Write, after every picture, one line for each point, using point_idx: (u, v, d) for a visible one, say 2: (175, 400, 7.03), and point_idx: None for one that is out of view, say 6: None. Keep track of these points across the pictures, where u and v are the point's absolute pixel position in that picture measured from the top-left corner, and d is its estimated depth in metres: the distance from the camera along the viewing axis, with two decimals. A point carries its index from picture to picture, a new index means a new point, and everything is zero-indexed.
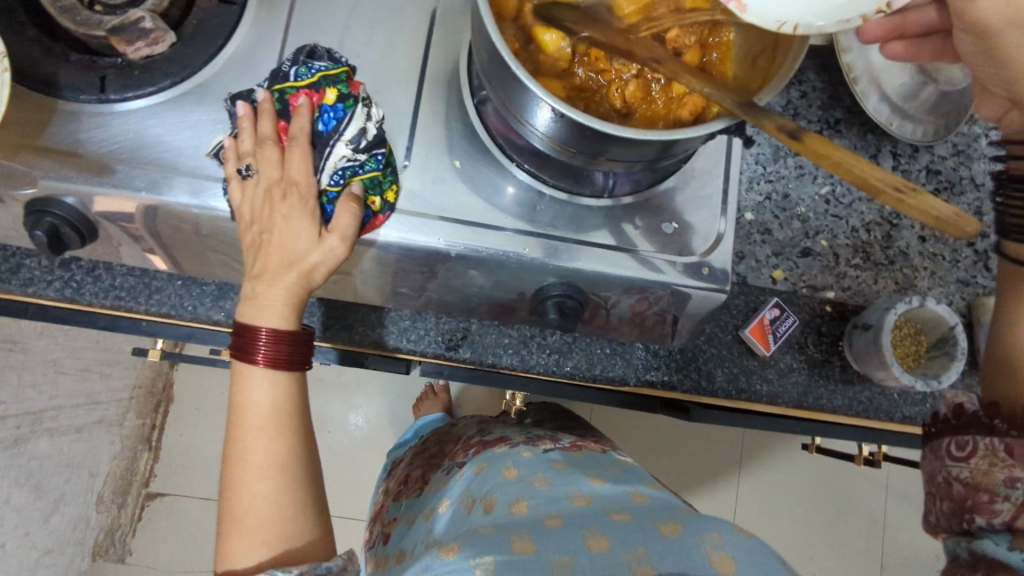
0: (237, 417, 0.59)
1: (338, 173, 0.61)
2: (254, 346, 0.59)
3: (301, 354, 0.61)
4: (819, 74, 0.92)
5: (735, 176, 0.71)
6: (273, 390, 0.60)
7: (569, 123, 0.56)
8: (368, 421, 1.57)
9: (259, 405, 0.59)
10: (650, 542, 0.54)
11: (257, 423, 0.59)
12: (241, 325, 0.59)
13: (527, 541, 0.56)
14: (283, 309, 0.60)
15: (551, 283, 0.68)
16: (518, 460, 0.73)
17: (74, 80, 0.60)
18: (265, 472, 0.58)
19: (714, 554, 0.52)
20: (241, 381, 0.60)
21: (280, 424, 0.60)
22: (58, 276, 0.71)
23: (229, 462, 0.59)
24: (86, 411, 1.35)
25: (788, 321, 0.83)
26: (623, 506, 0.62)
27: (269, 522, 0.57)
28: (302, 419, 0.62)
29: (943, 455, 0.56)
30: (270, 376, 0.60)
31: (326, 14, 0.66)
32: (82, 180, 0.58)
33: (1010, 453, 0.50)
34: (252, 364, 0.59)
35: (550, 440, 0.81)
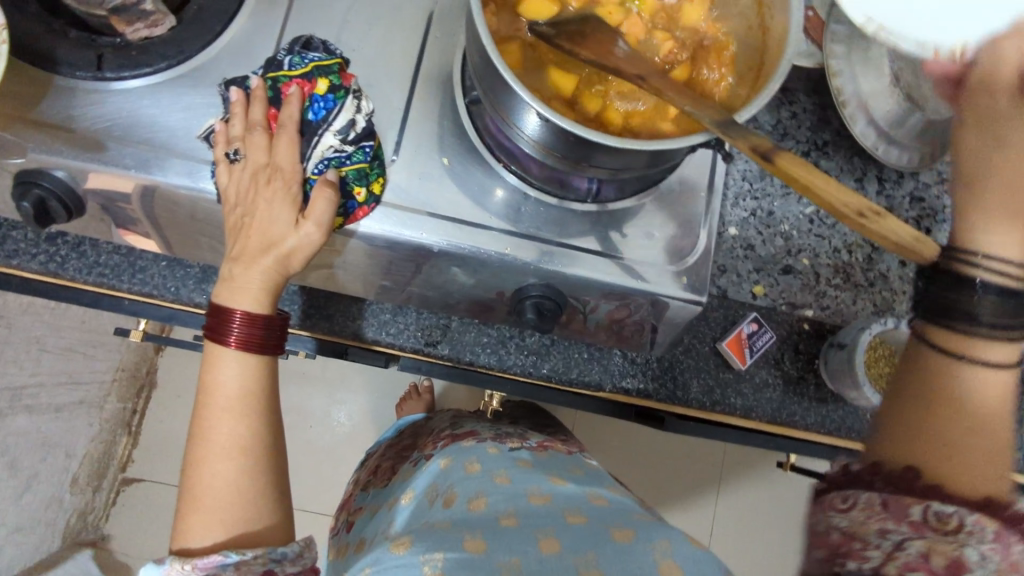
0: (204, 397, 0.60)
1: (323, 162, 0.62)
2: (227, 327, 0.60)
3: (273, 338, 0.62)
4: (810, 96, 0.94)
5: (718, 189, 0.72)
6: (243, 372, 0.60)
7: (555, 130, 0.57)
8: (351, 417, 1.57)
9: (226, 386, 0.60)
10: (602, 547, 0.58)
11: (224, 404, 0.59)
12: (216, 306, 0.60)
13: (479, 541, 0.58)
14: (258, 293, 0.60)
15: (531, 283, 0.68)
16: (484, 458, 0.73)
17: (71, 55, 0.61)
18: (228, 454, 0.59)
19: (663, 561, 0.58)
20: (211, 361, 0.60)
21: (246, 405, 0.60)
22: (43, 250, 0.71)
23: (192, 440, 0.59)
24: (67, 390, 1.33)
25: (765, 336, 0.84)
26: (580, 507, 0.65)
27: (227, 501, 0.58)
28: (268, 402, 0.62)
29: (825, 506, 0.45)
30: (241, 358, 0.60)
31: (326, 7, 0.67)
32: (72, 155, 0.59)
33: (884, 506, 0.42)
34: (223, 345, 0.60)
35: (518, 439, 0.83)
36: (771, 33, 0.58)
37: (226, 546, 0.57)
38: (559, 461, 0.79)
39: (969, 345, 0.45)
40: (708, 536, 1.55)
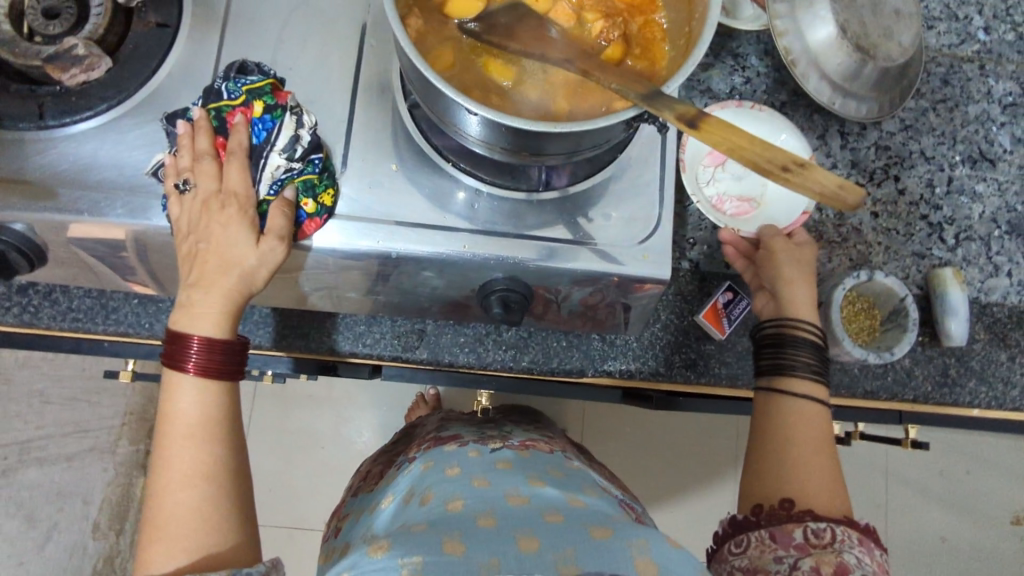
0: (164, 426, 0.60)
1: (276, 183, 0.62)
2: (185, 353, 0.60)
3: (233, 363, 0.62)
4: (762, 59, 0.93)
5: (672, 162, 0.72)
6: (202, 398, 0.61)
7: (490, 124, 0.58)
8: (360, 434, 1.58)
9: (186, 413, 0.60)
10: (580, 543, 0.59)
11: (183, 431, 0.60)
12: (173, 333, 0.60)
13: (457, 542, 0.59)
14: (219, 317, 0.61)
15: (496, 277, 0.69)
16: (465, 463, 0.75)
17: (14, 109, 0.62)
18: (190, 481, 0.59)
19: (639, 557, 0.58)
20: (169, 390, 0.60)
21: (207, 430, 0.60)
22: (16, 302, 0.72)
23: (155, 468, 0.60)
24: (77, 439, 1.36)
25: (743, 304, 0.83)
26: (558, 507, 0.66)
27: (190, 528, 0.58)
28: (232, 429, 0.62)
29: (724, 556, 0.67)
30: (199, 384, 0.60)
31: (258, 30, 0.68)
32: (26, 206, 0.60)
33: (773, 538, 0.64)
34: (181, 372, 0.60)
35: (500, 440, 0.85)
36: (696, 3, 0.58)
37: (188, 571, 0.57)
38: (541, 459, 0.80)
39: (791, 383, 0.70)
40: (731, 511, 1.54)
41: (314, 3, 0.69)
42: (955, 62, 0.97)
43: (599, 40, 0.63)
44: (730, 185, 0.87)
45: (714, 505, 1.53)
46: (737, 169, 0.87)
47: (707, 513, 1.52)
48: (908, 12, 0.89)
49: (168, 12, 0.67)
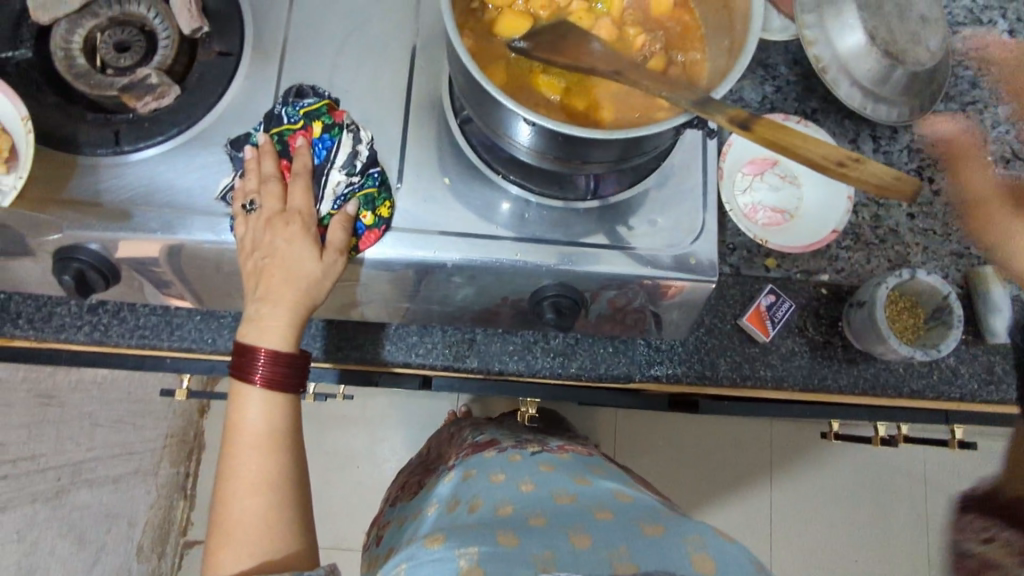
0: (230, 435, 0.62)
1: (338, 199, 0.65)
2: (251, 366, 0.62)
3: (295, 377, 0.64)
4: (791, 68, 0.95)
5: (712, 168, 0.74)
6: (267, 410, 0.62)
7: (543, 132, 0.60)
8: (394, 452, 1.60)
9: (251, 424, 0.61)
10: (633, 540, 0.60)
11: (250, 441, 0.61)
12: (241, 345, 0.62)
13: (511, 536, 0.61)
14: (286, 332, 0.63)
15: (546, 284, 0.71)
16: (507, 466, 0.78)
17: (92, 136, 0.66)
18: (257, 488, 0.61)
19: (695, 553, 0.59)
20: (236, 402, 0.62)
21: (272, 441, 0.62)
22: (87, 321, 0.76)
23: (221, 476, 0.61)
24: (123, 461, 1.38)
25: (785, 306, 0.85)
26: (605, 505, 0.68)
27: (256, 534, 0.60)
28: (295, 438, 0.64)
29: None
30: (265, 397, 0.62)
31: (314, 55, 0.71)
32: (103, 226, 0.63)
33: None
34: (248, 383, 0.62)
35: (537, 442, 0.86)
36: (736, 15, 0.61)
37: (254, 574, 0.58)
38: (581, 461, 0.82)
39: None
40: (769, 522, 1.53)
41: (365, 28, 0.73)
42: (981, 65, 0.99)
43: (640, 52, 0.66)
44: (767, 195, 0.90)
45: (751, 514, 1.53)
46: (775, 180, 0.90)
47: (744, 523, 1.53)
48: (933, 18, 0.91)
49: (230, 42, 0.70)
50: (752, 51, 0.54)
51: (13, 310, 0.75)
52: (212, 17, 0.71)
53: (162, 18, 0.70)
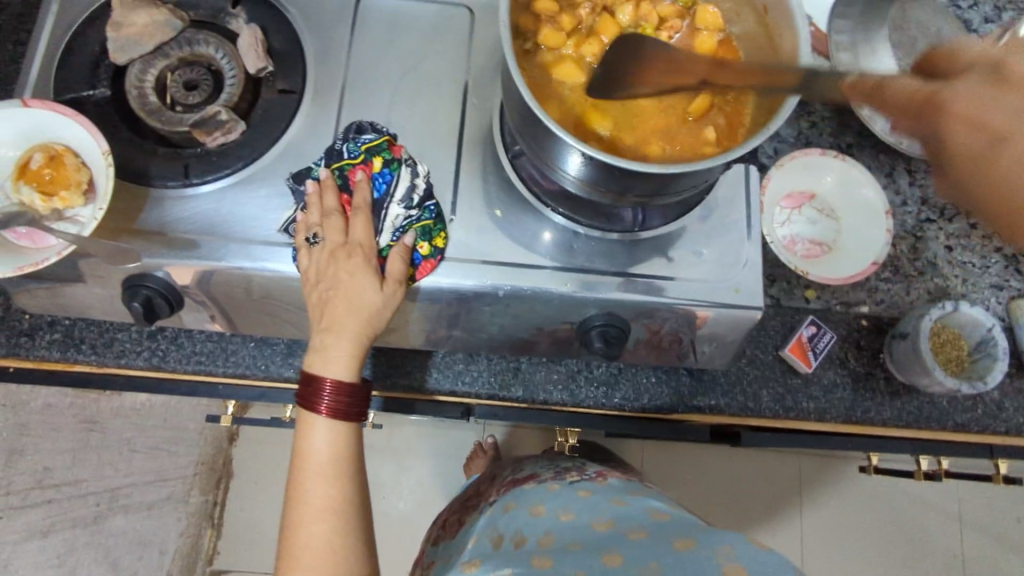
0: (296, 464, 0.64)
1: (397, 230, 0.68)
2: (316, 397, 0.64)
3: (357, 407, 0.66)
4: (825, 104, 0.97)
5: (756, 200, 0.76)
6: (332, 439, 0.64)
7: (598, 165, 0.61)
8: (421, 483, 1.59)
9: (317, 452, 0.64)
10: (663, 555, 0.61)
11: (316, 469, 0.63)
12: (309, 375, 0.64)
13: (542, 563, 0.62)
14: (348, 360, 0.65)
15: (594, 314, 0.72)
16: (546, 498, 0.78)
17: (163, 170, 0.69)
18: (322, 515, 0.62)
19: (726, 563, 0.59)
20: (303, 431, 0.64)
21: (337, 469, 0.64)
22: (146, 347, 0.78)
23: (289, 502, 0.63)
24: (157, 488, 1.38)
25: (826, 337, 0.86)
26: (642, 525, 0.69)
27: (323, 561, 0.61)
28: (357, 465, 0.66)
29: None
30: (330, 426, 0.64)
31: (372, 92, 0.75)
32: (172, 255, 0.66)
33: None
34: (315, 413, 0.64)
35: (578, 470, 0.87)
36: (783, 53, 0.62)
37: None
38: (623, 486, 0.83)
39: None
40: (802, 559, 1.50)
41: (420, 67, 0.76)
42: None
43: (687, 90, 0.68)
44: (804, 228, 0.91)
45: (784, 551, 1.50)
46: (813, 213, 0.92)
47: None
48: None
49: (293, 80, 0.74)
50: (802, 90, 0.56)
51: (76, 336, 0.77)
52: (277, 58, 0.75)
53: (228, 59, 0.73)
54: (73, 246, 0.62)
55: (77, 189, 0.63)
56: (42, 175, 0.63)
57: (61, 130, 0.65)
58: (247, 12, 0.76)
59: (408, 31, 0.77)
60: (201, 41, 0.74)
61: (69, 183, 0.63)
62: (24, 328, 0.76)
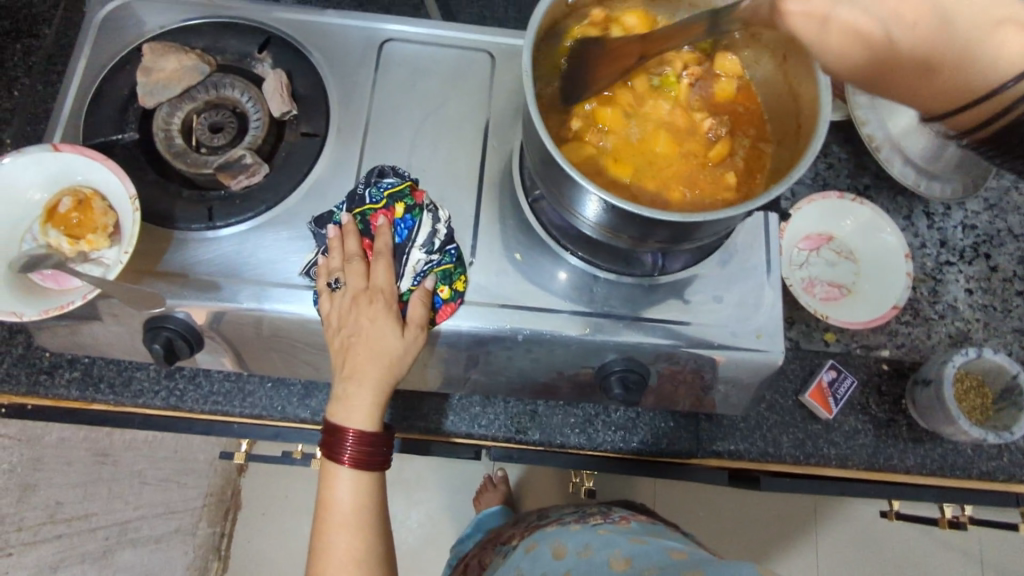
0: (322, 514, 0.64)
1: (417, 275, 0.68)
2: (341, 446, 0.64)
3: (381, 455, 0.66)
4: (842, 146, 0.98)
5: (776, 246, 0.75)
6: (356, 489, 0.64)
7: (617, 212, 0.60)
8: (430, 517, 1.57)
9: (341, 502, 0.64)
10: None
11: (341, 520, 0.64)
12: (331, 424, 0.64)
13: None
14: (371, 409, 0.64)
15: (613, 359, 0.72)
16: (568, 538, 0.78)
17: (187, 212, 0.70)
18: (345, 566, 0.63)
19: None
20: (327, 480, 0.65)
21: (360, 520, 0.64)
22: (163, 386, 0.79)
23: (313, 553, 0.64)
24: (165, 521, 1.37)
25: (847, 382, 0.85)
26: (657, 564, 0.67)
27: None
28: (379, 514, 0.66)
29: None
30: (354, 475, 0.64)
31: (394, 136, 0.75)
32: (194, 297, 0.66)
33: None
34: (337, 463, 0.64)
35: (601, 516, 0.85)
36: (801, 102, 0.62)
37: None
38: (644, 526, 0.81)
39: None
40: None
41: (441, 111, 0.77)
42: None
43: (706, 137, 0.68)
44: (823, 270, 0.91)
45: None
46: (832, 255, 0.91)
47: None
48: None
49: (317, 124, 0.75)
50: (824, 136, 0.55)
51: (95, 374, 0.78)
52: (301, 101, 0.76)
53: (254, 102, 0.75)
54: (97, 289, 0.63)
55: (103, 232, 0.64)
56: (70, 219, 0.64)
57: (89, 174, 0.66)
58: (273, 57, 0.77)
59: (429, 75, 0.79)
60: (228, 85, 0.76)
61: (96, 226, 0.64)
62: (44, 366, 0.77)
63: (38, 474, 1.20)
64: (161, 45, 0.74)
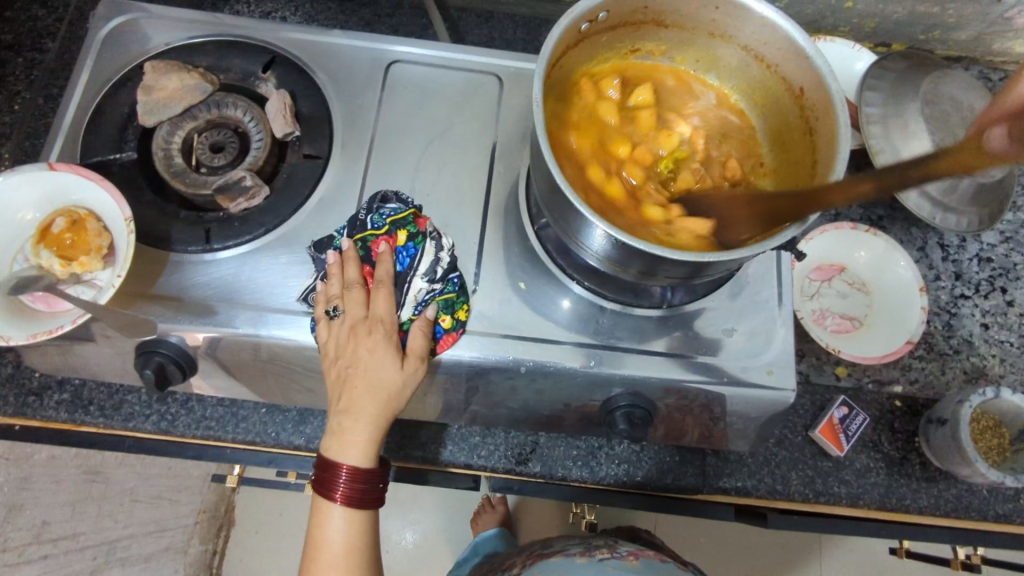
0: (312, 551, 0.63)
1: (419, 304, 0.66)
2: (334, 483, 0.62)
3: (374, 493, 0.64)
4: (855, 174, 0.96)
5: (788, 279, 0.73)
6: (348, 527, 0.63)
7: (626, 246, 0.58)
8: (425, 538, 1.54)
9: (333, 543, 0.63)
10: None
11: (331, 560, 0.62)
12: (325, 459, 0.63)
13: None
14: (366, 446, 0.63)
15: (618, 393, 0.70)
16: (573, 569, 0.76)
17: (183, 234, 0.68)
18: None
19: None
20: (319, 517, 0.63)
21: (352, 560, 0.63)
22: (155, 410, 0.77)
23: None
24: (156, 539, 1.35)
25: (859, 419, 0.82)
26: None
27: None
28: (371, 552, 0.65)
29: None
30: (347, 514, 0.63)
31: (398, 159, 0.74)
32: (188, 321, 0.64)
33: None
34: (330, 500, 0.63)
35: (608, 548, 0.83)
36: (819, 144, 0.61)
37: None
38: (651, 565, 0.78)
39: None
40: None
41: (446, 134, 0.76)
42: None
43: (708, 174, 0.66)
44: (835, 301, 0.89)
45: None
46: (843, 287, 0.89)
47: None
48: None
49: (319, 145, 0.73)
50: (841, 173, 0.53)
51: (85, 397, 0.76)
52: (304, 122, 0.74)
53: (257, 122, 0.74)
54: (89, 313, 0.61)
55: (97, 254, 0.62)
56: (63, 240, 0.63)
57: (84, 194, 0.64)
58: (277, 76, 0.76)
59: (436, 98, 0.77)
60: (230, 104, 0.74)
61: (90, 248, 0.62)
62: (33, 387, 0.75)
63: (27, 493, 1.14)
64: (164, 63, 0.72)
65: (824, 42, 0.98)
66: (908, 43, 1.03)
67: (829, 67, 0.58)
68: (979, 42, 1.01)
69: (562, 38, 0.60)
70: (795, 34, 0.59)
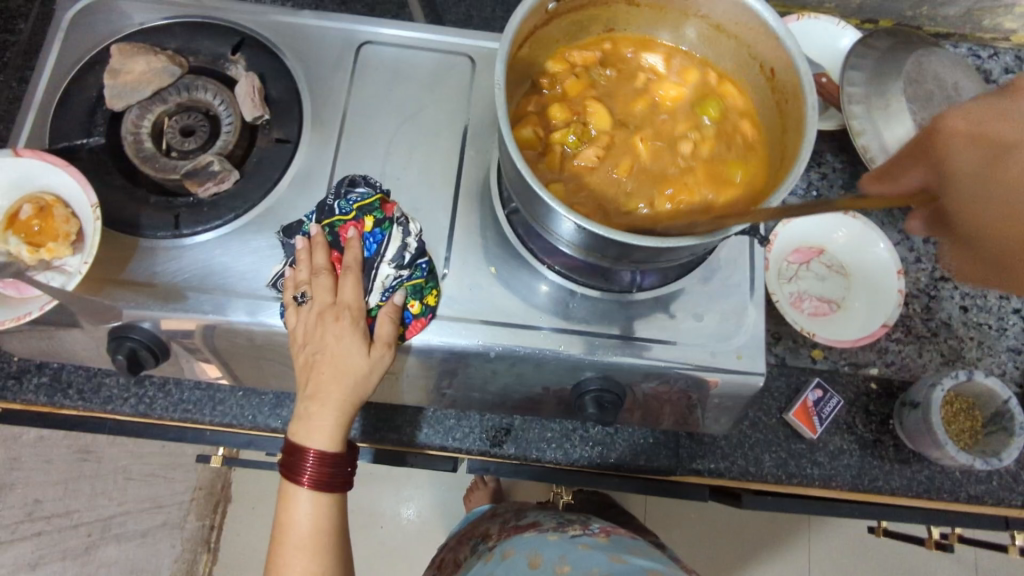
0: (281, 534, 0.64)
1: (386, 291, 0.66)
2: (301, 467, 0.63)
3: (340, 476, 0.65)
4: (838, 155, 0.94)
5: (760, 264, 0.73)
6: (314, 510, 0.64)
7: (590, 233, 0.57)
8: (420, 514, 1.56)
9: (300, 525, 0.64)
10: None
11: (298, 543, 0.64)
12: (292, 444, 0.64)
13: None
14: (331, 431, 0.64)
15: (589, 377, 0.70)
16: (544, 545, 0.77)
17: (153, 220, 0.68)
18: None
19: None
20: (286, 501, 0.65)
21: (319, 542, 0.64)
22: (133, 394, 0.79)
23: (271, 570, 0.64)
24: (152, 515, 1.39)
25: (833, 402, 0.83)
26: None
27: None
28: (338, 533, 0.66)
29: None
30: (312, 497, 0.64)
31: (369, 143, 0.73)
32: (158, 306, 0.65)
33: None
34: (297, 484, 0.64)
35: (580, 525, 0.84)
36: (787, 148, 0.58)
37: None
38: (621, 542, 0.79)
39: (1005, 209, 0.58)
40: None
41: (418, 117, 0.75)
42: None
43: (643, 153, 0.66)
44: (813, 284, 0.89)
45: None
46: (822, 269, 0.89)
47: None
48: None
49: (290, 129, 0.73)
50: (805, 160, 0.52)
51: (64, 380, 0.78)
52: (273, 106, 0.74)
53: (226, 106, 0.73)
54: (56, 300, 0.62)
55: (64, 241, 0.63)
56: (31, 226, 0.64)
57: (50, 179, 0.65)
58: (247, 59, 0.75)
59: (408, 79, 0.76)
60: (200, 87, 0.74)
61: (58, 234, 0.63)
62: (12, 370, 0.77)
63: (17, 473, 1.18)
64: (131, 46, 0.72)
65: (809, 19, 0.96)
66: (896, 19, 1.01)
67: (798, 46, 0.57)
68: (968, 19, 0.99)
69: (528, 16, 0.58)
70: (763, 11, 0.59)
